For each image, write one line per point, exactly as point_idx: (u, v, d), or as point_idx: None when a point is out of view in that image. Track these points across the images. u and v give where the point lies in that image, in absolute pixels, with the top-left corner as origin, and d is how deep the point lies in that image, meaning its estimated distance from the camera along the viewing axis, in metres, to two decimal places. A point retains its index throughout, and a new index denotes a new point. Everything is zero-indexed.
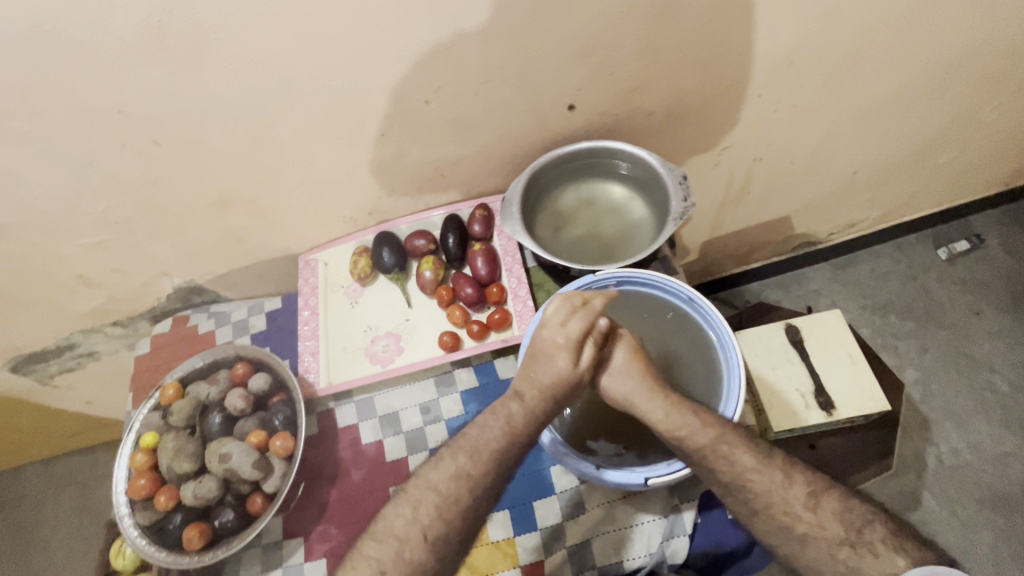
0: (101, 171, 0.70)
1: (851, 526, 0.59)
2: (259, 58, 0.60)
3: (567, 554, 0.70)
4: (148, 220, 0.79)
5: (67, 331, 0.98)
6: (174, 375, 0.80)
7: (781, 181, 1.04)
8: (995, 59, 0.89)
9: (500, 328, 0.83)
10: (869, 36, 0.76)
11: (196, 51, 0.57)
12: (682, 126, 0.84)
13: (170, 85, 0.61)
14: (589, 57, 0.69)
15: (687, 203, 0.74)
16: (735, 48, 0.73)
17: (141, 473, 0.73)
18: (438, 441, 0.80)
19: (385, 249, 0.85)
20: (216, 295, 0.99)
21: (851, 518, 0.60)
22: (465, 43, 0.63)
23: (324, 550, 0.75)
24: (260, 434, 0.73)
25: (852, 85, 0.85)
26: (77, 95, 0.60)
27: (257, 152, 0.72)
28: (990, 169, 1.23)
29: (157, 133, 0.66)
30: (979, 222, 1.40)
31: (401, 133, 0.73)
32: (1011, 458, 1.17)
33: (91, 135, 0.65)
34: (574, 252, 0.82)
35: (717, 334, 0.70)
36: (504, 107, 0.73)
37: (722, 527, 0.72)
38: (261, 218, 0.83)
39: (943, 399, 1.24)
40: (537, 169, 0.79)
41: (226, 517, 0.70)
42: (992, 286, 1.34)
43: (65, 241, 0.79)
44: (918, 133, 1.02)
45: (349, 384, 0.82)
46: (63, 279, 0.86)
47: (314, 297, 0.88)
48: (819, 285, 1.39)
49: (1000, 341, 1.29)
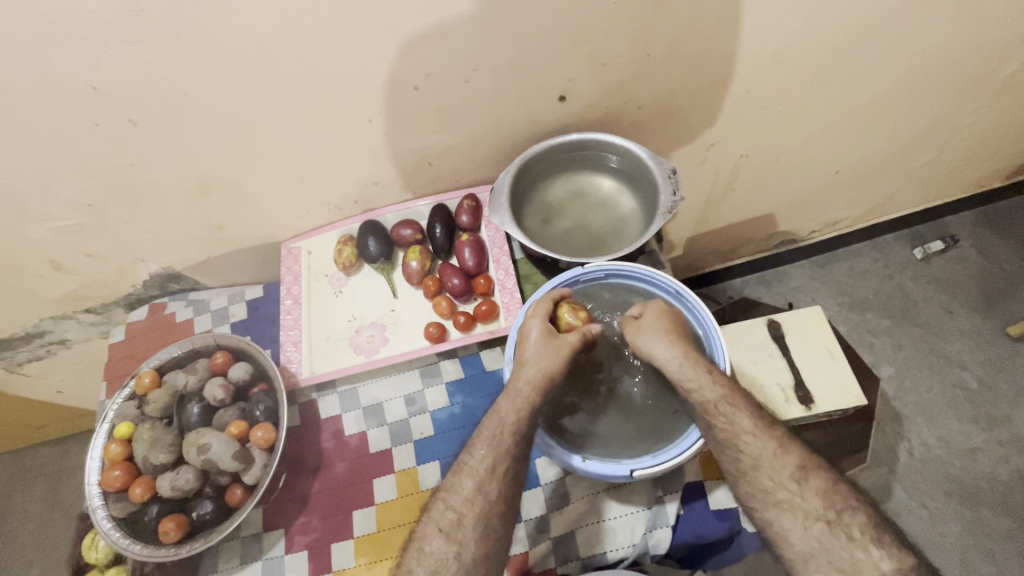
0: (72, 152, 0.67)
1: (849, 524, 0.61)
2: (239, 38, 0.58)
3: (551, 545, 0.70)
4: (123, 204, 0.77)
5: (37, 318, 0.95)
6: (151, 363, 0.77)
7: (765, 179, 1.06)
8: (974, 63, 0.90)
9: (487, 319, 0.82)
10: (856, 35, 0.77)
11: (171, 29, 0.55)
12: (671, 120, 0.84)
13: (144, 63, 0.58)
14: (581, 48, 0.68)
15: (676, 197, 0.75)
16: (724, 45, 0.73)
17: (115, 464, 0.71)
18: (423, 433, 0.79)
19: (370, 238, 0.84)
20: (195, 283, 0.97)
21: (848, 521, 0.60)
22: (454, 32, 0.62)
23: (305, 542, 0.74)
24: (240, 425, 0.71)
25: (839, 84, 0.86)
26: (48, 72, 0.57)
27: (238, 135, 0.70)
28: (967, 170, 1.26)
29: (134, 113, 0.64)
30: (954, 224, 1.43)
31: (388, 120, 0.72)
32: (975, 453, 1.21)
33: (64, 114, 0.62)
34: (562, 244, 0.82)
35: (701, 326, 0.72)
36: (493, 96, 0.72)
37: (705, 520, 0.71)
38: (242, 205, 0.82)
39: (915, 395, 1.28)
40: (526, 160, 0.79)
41: (204, 509, 0.68)
42: (965, 285, 1.38)
43: (35, 224, 0.76)
44: (899, 133, 1.04)
45: (333, 374, 0.81)
46: (33, 264, 0.83)
47: (297, 285, 0.87)
48: (799, 282, 1.42)
49: (970, 339, 1.32)
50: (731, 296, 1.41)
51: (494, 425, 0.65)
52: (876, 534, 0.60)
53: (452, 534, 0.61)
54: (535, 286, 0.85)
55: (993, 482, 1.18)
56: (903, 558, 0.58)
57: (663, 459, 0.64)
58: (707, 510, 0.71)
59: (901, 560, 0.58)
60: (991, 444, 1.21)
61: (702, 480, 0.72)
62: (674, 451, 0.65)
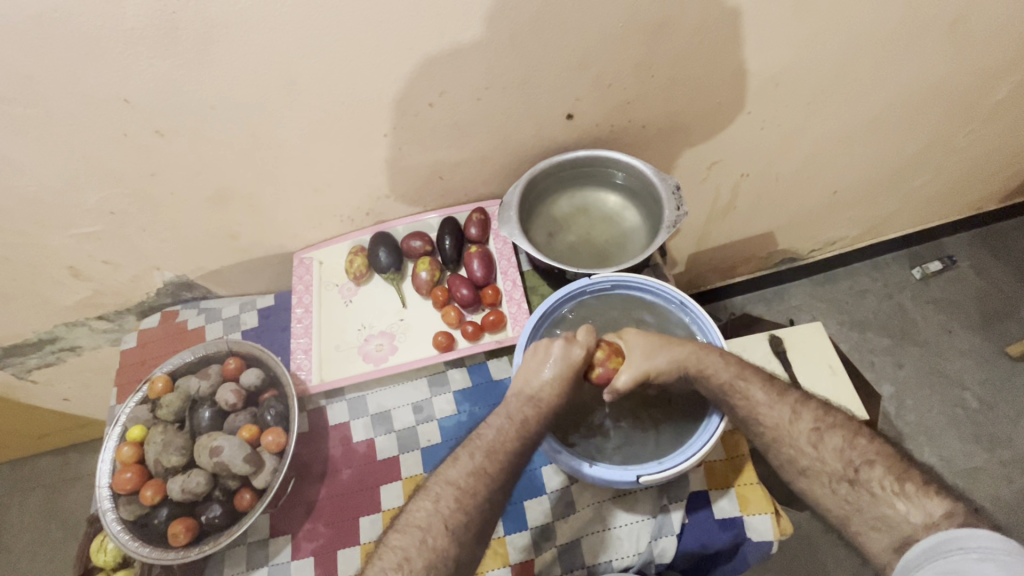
0: (97, 161, 0.70)
1: (851, 464, 0.62)
2: (265, 57, 0.61)
3: (556, 553, 0.71)
4: (143, 213, 0.79)
5: (50, 325, 0.96)
6: (164, 368, 0.79)
7: (766, 198, 1.08)
8: (966, 89, 0.94)
9: (494, 329, 0.84)
10: (853, 59, 0.80)
11: (202, 46, 0.58)
12: (674, 139, 0.87)
13: (175, 77, 0.61)
14: (590, 69, 0.71)
15: (680, 212, 0.77)
16: (725, 67, 0.76)
17: (126, 466, 0.72)
18: (430, 440, 0.80)
19: (382, 249, 0.86)
20: (207, 292, 0.99)
21: (852, 456, 0.63)
22: (468, 53, 0.65)
23: (311, 548, 0.75)
24: (251, 429, 0.73)
25: (836, 106, 0.89)
26: (84, 85, 0.60)
27: (258, 148, 0.72)
28: (964, 192, 1.29)
29: (161, 125, 0.67)
30: (951, 245, 1.46)
31: (404, 135, 0.75)
32: (978, 472, 1.21)
33: (93, 124, 0.65)
34: (568, 257, 0.84)
35: (704, 334, 0.75)
36: (503, 114, 0.75)
37: (709, 528, 0.71)
38: (258, 215, 0.84)
39: (916, 414, 1.29)
40: (534, 175, 0.81)
41: (213, 513, 0.69)
42: (963, 305, 1.40)
43: (58, 230, 0.78)
44: (896, 154, 1.07)
45: (341, 381, 0.82)
46: (51, 271, 0.85)
47: (308, 294, 0.88)
48: (800, 300, 1.43)
49: (971, 358, 1.34)
50: (733, 313, 1.43)
51: (495, 432, 0.66)
52: (883, 473, 0.61)
53: None
54: (542, 297, 0.87)
55: (997, 503, 1.18)
56: (902, 498, 0.59)
57: (669, 466, 0.65)
58: (711, 520, 0.72)
59: (901, 498, 0.59)
60: (994, 464, 1.22)
61: (707, 490, 0.73)
62: (680, 458, 0.65)
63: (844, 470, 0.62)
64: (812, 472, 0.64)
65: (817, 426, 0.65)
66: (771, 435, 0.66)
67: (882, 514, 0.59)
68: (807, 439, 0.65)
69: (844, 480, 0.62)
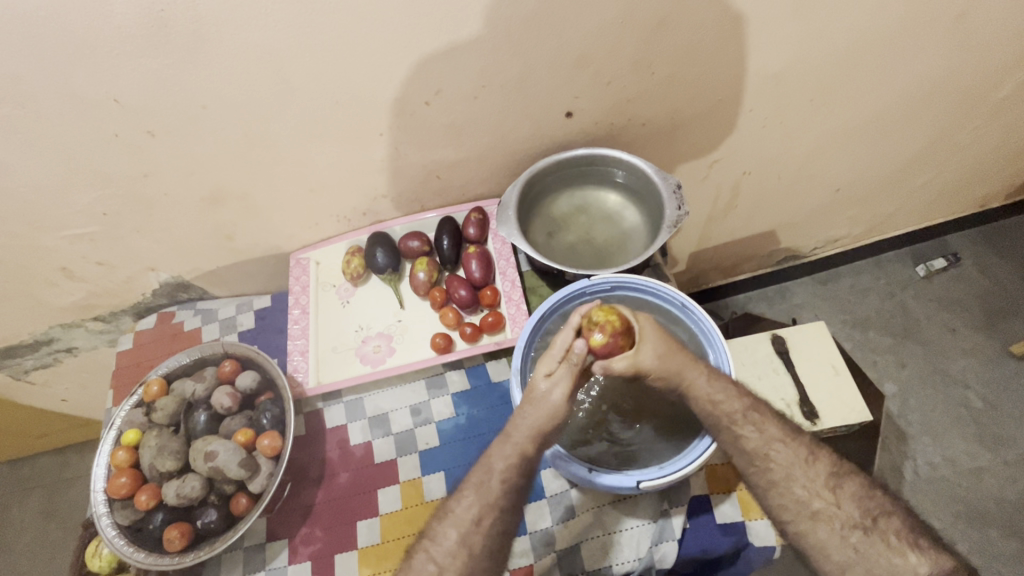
0: (89, 162, 0.69)
1: (868, 513, 0.63)
2: (257, 56, 0.59)
3: (556, 558, 0.70)
4: (136, 214, 0.78)
5: (46, 326, 0.96)
6: (159, 371, 0.78)
7: (768, 196, 1.07)
8: (971, 85, 0.92)
9: (493, 330, 0.83)
10: (857, 55, 0.78)
11: (193, 45, 0.57)
12: (675, 137, 0.86)
13: (165, 77, 0.60)
14: (588, 66, 0.70)
15: (680, 212, 0.75)
16: (727, 64, 0.74)
17: (121, 470, 0.71)
18: (428, 443, 0.79)
19: (379, 249, 0.85)
20: (203, 292, 0.98)
21: (870, 505, 0.64)
22: (464, 51, 0.64)
23: (308, 553, 0.74)
24: (246, 433, 0.72)
25: (839, 103, 0.87)
26: (72, 85, 0.59)
27: (252, 148, 0.71)
28: (968, 189, 1.27)
29: (152, 125, 0.65)
30: (955, 242, 1.44)
31: (399, 135, 0.74)
32: (982, 472, 1.20)
33: (83, 125, 0.64)
34: (567, 257, 0.83)
35: (706, 336, 0.73)
36: (501, 112, 0.74)
37: (711, 533, 0.70)
38: (253, 215, 0.83)
39: (920, 414, 1.28)
40: (533, 175, 0.80)
41: (208, 518, 0.68)
42: (967, 303, 1.39)
43: (50, 232, 0.77)
44: (900, 151, 1.05)
45: (338, 383, 0.82)
46: (45, 272, 0.84)
47: (305, 295, 0.87)
48: (802, 299, 1.42)
49: (975, 358, 1.32)
50: (734, 312, 1.42)
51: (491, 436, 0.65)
52: (900, 524, 0.63)
53: (454, 544, 0.61)
54: (541, 298, 0.86)
55: (1002, 504, 1.17)
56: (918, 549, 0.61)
57: (669, 471, 0.64)
58: (712, 524, 0.71)
59: (915, 550, 0.60)
60: (998, 465, 1.20)
61: (708, 494, 0.72)
62: (681, 463, 0.65)
63: (864, 517, 0.63)
64: (827, 507, 0.64)
65: (835, 469, 0.66)
66: (786, 460, 0.66)
67: (893, 561, 0.60)
68: (823, 483, 0.65)
69: (859, 527, 0.62)
